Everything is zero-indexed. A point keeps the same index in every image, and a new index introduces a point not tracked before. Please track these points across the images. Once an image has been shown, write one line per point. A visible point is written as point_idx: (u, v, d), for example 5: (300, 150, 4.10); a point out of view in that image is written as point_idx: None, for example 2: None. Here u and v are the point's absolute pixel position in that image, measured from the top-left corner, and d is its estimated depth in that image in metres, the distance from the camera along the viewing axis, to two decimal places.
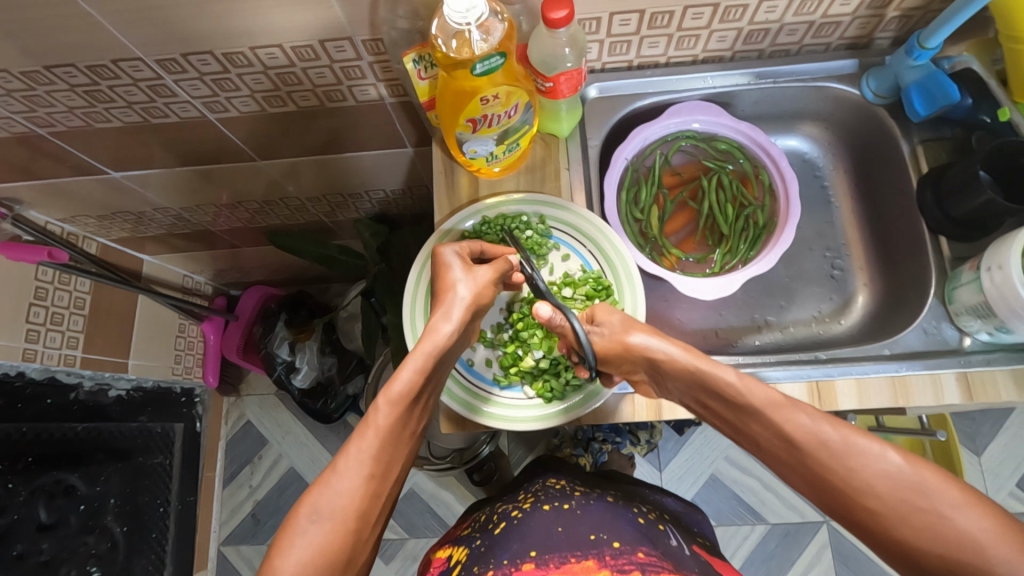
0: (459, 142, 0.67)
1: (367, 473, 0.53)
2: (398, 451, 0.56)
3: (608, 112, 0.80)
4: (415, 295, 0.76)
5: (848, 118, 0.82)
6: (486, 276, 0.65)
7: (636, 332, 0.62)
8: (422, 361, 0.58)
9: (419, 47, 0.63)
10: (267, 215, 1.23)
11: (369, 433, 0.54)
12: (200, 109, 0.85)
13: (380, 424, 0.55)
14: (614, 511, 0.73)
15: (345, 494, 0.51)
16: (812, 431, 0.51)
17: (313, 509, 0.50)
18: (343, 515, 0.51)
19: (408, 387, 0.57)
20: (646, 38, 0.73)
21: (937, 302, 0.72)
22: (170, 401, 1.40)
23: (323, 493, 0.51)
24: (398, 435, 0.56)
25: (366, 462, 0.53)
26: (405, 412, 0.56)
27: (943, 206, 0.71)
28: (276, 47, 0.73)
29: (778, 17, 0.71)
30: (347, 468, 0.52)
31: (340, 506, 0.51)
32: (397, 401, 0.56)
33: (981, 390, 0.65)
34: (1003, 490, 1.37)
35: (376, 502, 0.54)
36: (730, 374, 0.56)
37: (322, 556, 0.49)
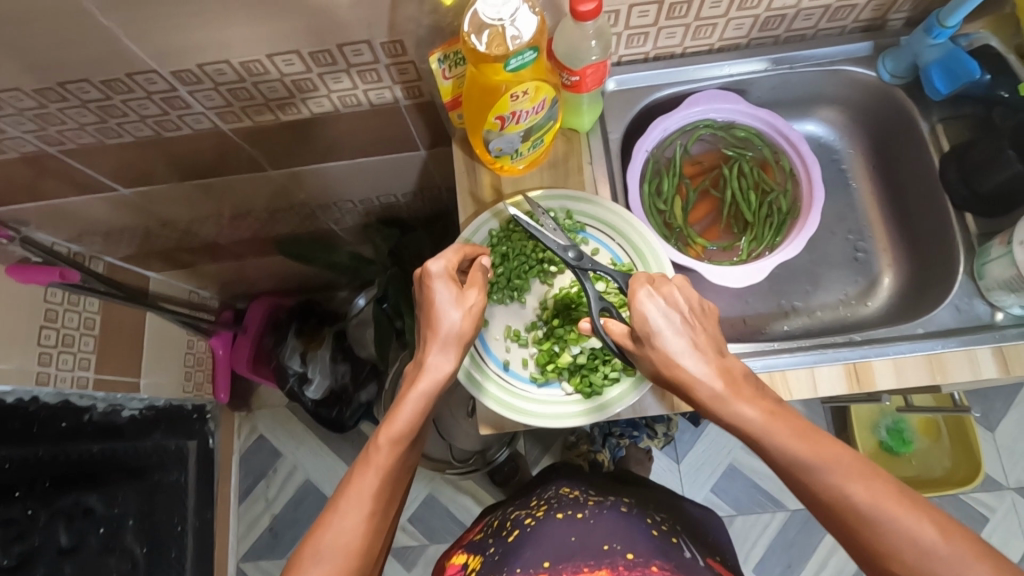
0: (485, 141, 0.67)
1: (368, 510, 0.53)
2: (396, 486, 0.56)
3: (627, 104, 0.80)
4: None
5: (863, 102, 0.82)
6: (477, 301, 0.61)
7: (676, 339, 0.53)
8: (421, 399, 0.57)
9: (445, 45, 0.62)
10: (277, 225, 1.22)
11: (371, 471, 0.54)
12: (213, 120, 0.84)
13: (380, 464, 0.54)
14: (627, 520, 0.73)
15: (349, 533, 0.52)
16: (843, 492, 0.46)
17: (317, 550, 0.51)
18: (348, 555, 0.51)
19: (407, 424, 0.56)
20: (663, 29, 0.74)
21: (966, 278, 0.71)
22: (182, 418, 1.39)
23: (326, 531, 0.52)
24: (398, 472, 0.56)
25: (370, 501, 0.53)
26: (404, 450, 0.56)
27: (969, 183, 0.71)
28: (293, 53, 0.72)
29: (794, 2, 0.72)
30: (349, 508, 0.53)
31: (343, 545, 0.51)
32: (397, 440, 0.55)
33: (1017, 362, 0.66)
34: (1018, 466, 1.40)
35: (378, 537, 0.54)
36: (757, 413, 0.50)
37: None
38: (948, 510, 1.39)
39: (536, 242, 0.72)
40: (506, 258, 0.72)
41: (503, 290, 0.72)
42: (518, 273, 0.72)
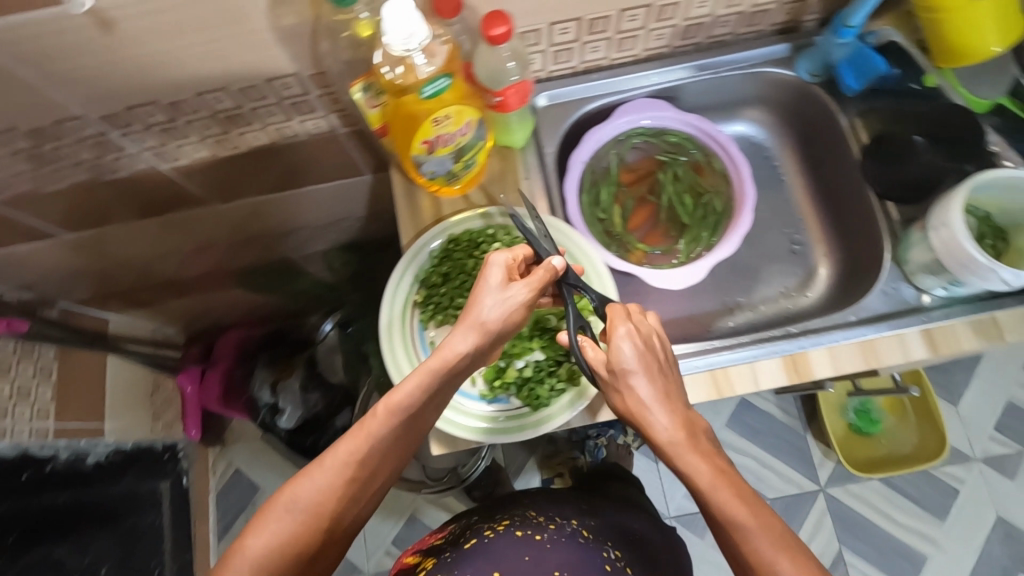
0: (417, 164, 0.68)
1: (344, 474, 0.56)
2: (379, 458, 0.57)
3: (560, 118, 0.81)
4: (389, 335, 0.71)
5: (787, 99, 0.85)
6: (519, 295, 0.59)
7: (642, 385, 0.56)
8: (425, 376, 0.56)
9: (364, 75, 0.60)
10: (234, 258, 1.22)
11: (356, 439, 0.56)
12: (150, 160, 0.83)
13: (368, 431, 0.56)
14: (584, 553, 0.75)
15: (319, 490, 0.55)
16: (767, 559, 0.49)
17: (292, 496, 0.55)
18: (317, 507, 0.55)
19: (408, 397, 0.56)
20: (586, 44, 0.76)
21: (893, 264, 0.74)
22: (152, 459, 1.37)
23: (303, 481, 0.55)
24: (383, 445, 0.57)
25: (348, 467, 0.56)
26: (398, 424, 0.56)
27: (886, 174, 0.74)
28: (221, 90, 0.72)
29: (709, 11, 0.74)
30: (326, 469, 0.55)
31: (312, 502, 0.55)
32: (392, 412, 0.56)
33: (945, 342, 0.69)
34: (984, 437, 1.45)
35: (353, 499, 0.57)
36: (706, 471, 0.52)
37: (282, 544, 0.54)
38: (925, 489, 1.43)
39: (477, 260, 0.73)
40: (448, 278, 0.73)
41: (448, 310, 0.73)
42: (462, 292, 0.73)
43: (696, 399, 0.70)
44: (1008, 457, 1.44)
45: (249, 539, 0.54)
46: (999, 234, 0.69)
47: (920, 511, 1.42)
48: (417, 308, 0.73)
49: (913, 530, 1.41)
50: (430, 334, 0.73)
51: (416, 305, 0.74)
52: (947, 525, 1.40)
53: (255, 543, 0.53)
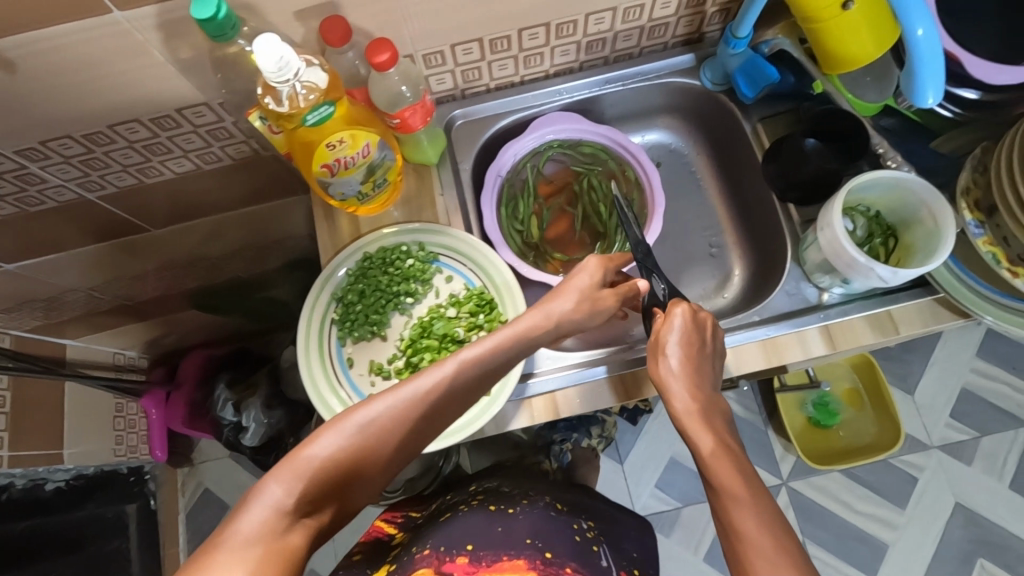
0: (323, 185, 0.70)
1: (413, 409, 0.55)
2: (440, 412, 0.57)
3: (475, 133, 0.84)
4: (307, 354, 0.73)
5: (697, 106, 0.88)
6: (608, 298, 0.68)
7: (674, 358, 0.63)
8: (503, 339, 0.61)
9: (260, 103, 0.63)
10: (182, 282, 1.22)
11: (434, 377, 0.57)
12: (75, 191, 0.84)
13: (442, 374, 0.57)
14: (556, 522, 0.75)
15: (390, 415, 0.54)
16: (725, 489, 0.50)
17: (362, 414, 0.53)
18: (382, 433, 0.53)
19: (482, 357, 0.59)
20: (493, 62, 0.79)
21: (794, 264, 0.76)
22: (118, 483, 1.41)
23: (375, 404, 0.54)
24: (450, 399, 0.58)
25: (423, 403, 0.56)
26: (467, 381, 0.58)
27: (785, 175, 0.75)
28: (134, 121, 0.74)
29: (608, 26, 0.77)
30: (397, 396, 0.55)
31: (377, 425, 0.53)
32: (465, 365, 0.58)
33: (842, 337, 0.71)
34: (940, 424, 1.42)
35: (411, 440, 0.55)
36: (707, 439, 0.55)
37: (337, 461, 0.51)
38: (883, 476, 1.40)
39: (391, 276, 0.75)
40: (364, 295, 0.74)
41: (364, 326, 0.74)
42: (377, 308, 0.74)
43: (604, 404, 0.72)
44: (965, 444, 1.40)
45: (308, 447, 0.51)
46: (888, 231, 0.72)
47: (878, 499, 1.39)
48: (334, 325, 0.75)
49: (868, 516, 1.38)
50: (347, 351, 0.75)
51: (334, 322, 0.75)
52: (908, 512, 1.37)
53: (315, 452, 0.50)
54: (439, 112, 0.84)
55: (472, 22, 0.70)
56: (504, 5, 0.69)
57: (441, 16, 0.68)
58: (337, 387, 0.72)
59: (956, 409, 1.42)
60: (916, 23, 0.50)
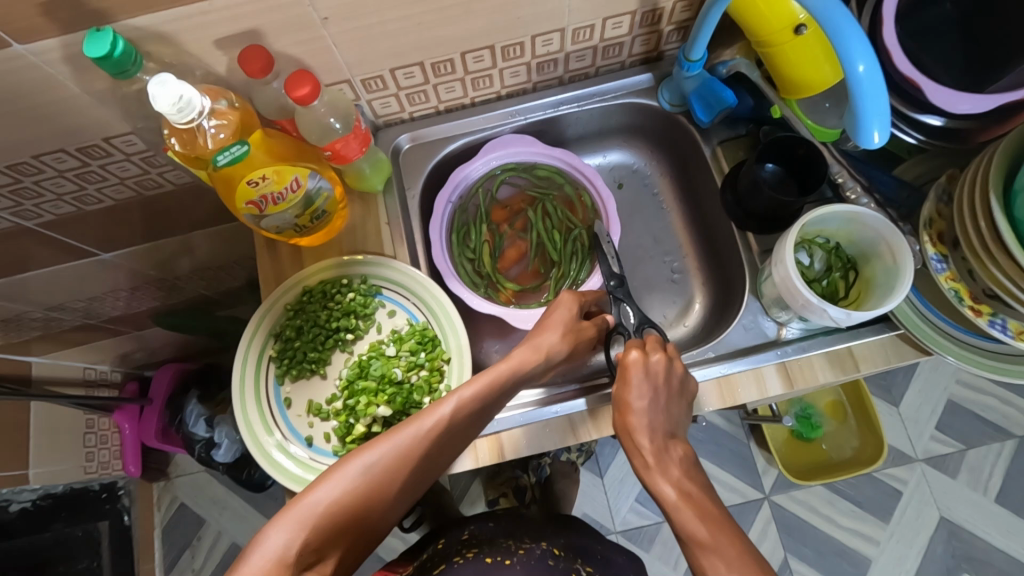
0: (255, 221, 0.67)
1: (410, 449, 0.55)
2: (444, 447, 0.58)
3: (423, 159, 0.81)
4: (242, 395, 0.70)
5: (656, 127, 0.85)
6: (585, 333, 0.68)
7: (636, 406, 0.59)
8: (495, 377, 0.60)
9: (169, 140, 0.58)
10: (140, 303, 1.18)
11: (432, 416, 0.57)
12: (10, 220, 0.81)
13: (440, 413, 0.57)
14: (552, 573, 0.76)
15: (387, 460, 0.55)
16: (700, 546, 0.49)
17: (359, 460, 0.54)
18: (379, 478, 0.54)
19: (480, 394, 0.59)
20: (438, 85, 0.75)
21: (752, 297, 0.73)
22: (89, 501, 1.32)
23: (372, 448, 0.55)
24: (453, 433, 0.58)
25: (423, 443, 0.56)
26: (469, 415, 0.58)
27: (742, 204, 0.73)
28: (60, 151, 0.70)
29: (558, 47, 0.74)
30: (397, 439, 0.55)
31: (378, 469, 0.54)
32: (468, 403, 0.58)
33: (800, 375, 0.68)
34: (924, 437, 1.36)
35: (410, 480, 0.56)
36: (671, 492, 0.53)
37: (341, 505, 0.53)
38: (864, 489, 1.35)
39: (330, 311, 0.71)
40: (302, 331, 0.72)
41: (302, 364, 0.71)
42: (315, 345, 0.71)
43: (551, 445, 0.69)
44: (950, 457, 1.35)
45: (310, 493, 0.53)
46: (848, 265, 0.69)
47: (861, 513, 1.34)
48: (271, 363, 0.72)
49: (851, 531, 1.33)
50: (285, 390, 0.71)
51: (271, 360, 0.72)
52: (891, 527, 1.32)
53: (316, 499, 0.52)
54: (386, 136, 0.80)
55: (408, 46, 0.67)
56: (441, 29, 0.65)
57: (373, 41, 0.64)
58: (272, 428, 0.69)
59: (942, 422, 1.37)
60: (856, 58, 0.48)
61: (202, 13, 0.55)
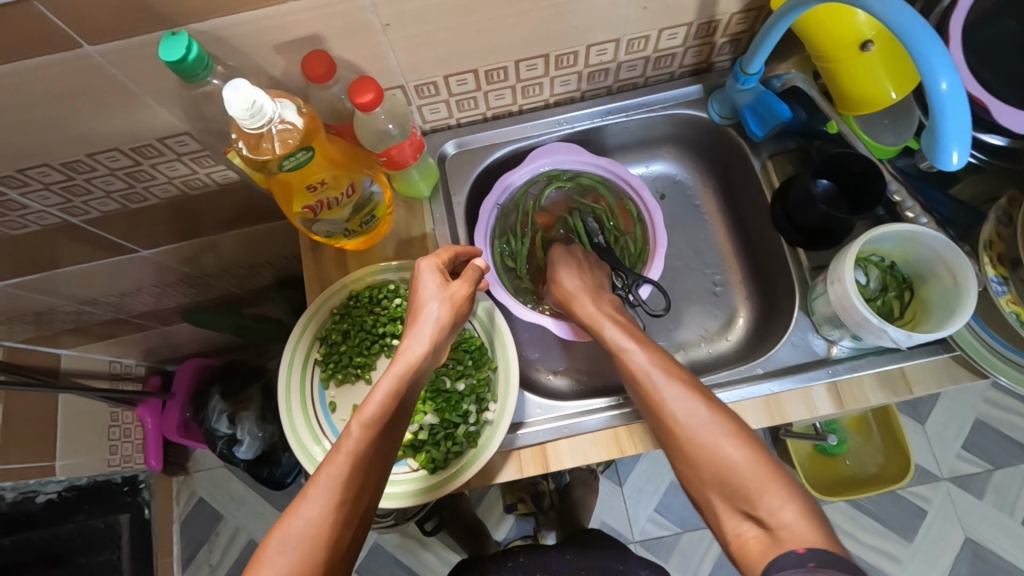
0: (306, 225, 0.68)
1: (337, 491, 0.52)
2: (370, 473, 0.54)
3: (468, 166, 0.81)
4: (288, 398, 0.69)
5: (701, 139, 0.84)
6: (460, 289, 0.64)
7: (593, 307, 0.72)
8: (393, 383, 0.57)
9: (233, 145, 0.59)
10: (172, 298, 1.19)
11: (343, 455, 0.53)
12: (57, 216, 0.82)
13: (350, 447, 0.53)
14: None
15: (313, 521, 0.50)
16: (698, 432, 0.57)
17: (281, 539, 0.49)
18: (310, 544, 0.49)
19: (379, 408, 0.55)
20: (489, 92, 0.75)
21: (801, 314, 0.72)
22: (110, 494, 1.33)
23: (291, 520, 0.50)
24: (373, 459, 0.54)
25: (344, 484, 0.52)
26: (378, 436, 0.55)
27: (793, 220, 0.72)
28: (114, 150, 0.70)
29: (611, 57, 0.73)
30: (315, 495, 0.51)
31: (309, 534, 0.49)
32: (370, 424, 0.54)
33: (850, 396, 0.67)
34: (949, 455, 1.34)
35: (349, 524, 0.52)
36: (673, 391, 0.61)
37: None
38: (887, 506, 1.33)
39: (377, 316, 0.72)
40: (348, 335, 0.72)
41: (347, 369, 0.71)
42: (362, 350, 0.72)
43: (595, 458, 0.68)
44: (976, 477, 1.33)
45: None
46: (904, 284, 0.68)
47: (885, 530, 1.32)
48: (317, 367, 0.72)
49: (873, 549, 1.31)
50: (329, 394, 0.72)
51: (317, 363, 0.72)
52: (914, 546, 1.30)
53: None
54: (433, 141, 0.81)
55: (464, 54, 0.66)
56: (498, 37, 0.65)
57: (429, 47, 0.64)
58: (320, 437, 0.69)
59: (968, 441, 1.34)
60: (940, 76, 0.47)
61: (269, 17, 0.56)
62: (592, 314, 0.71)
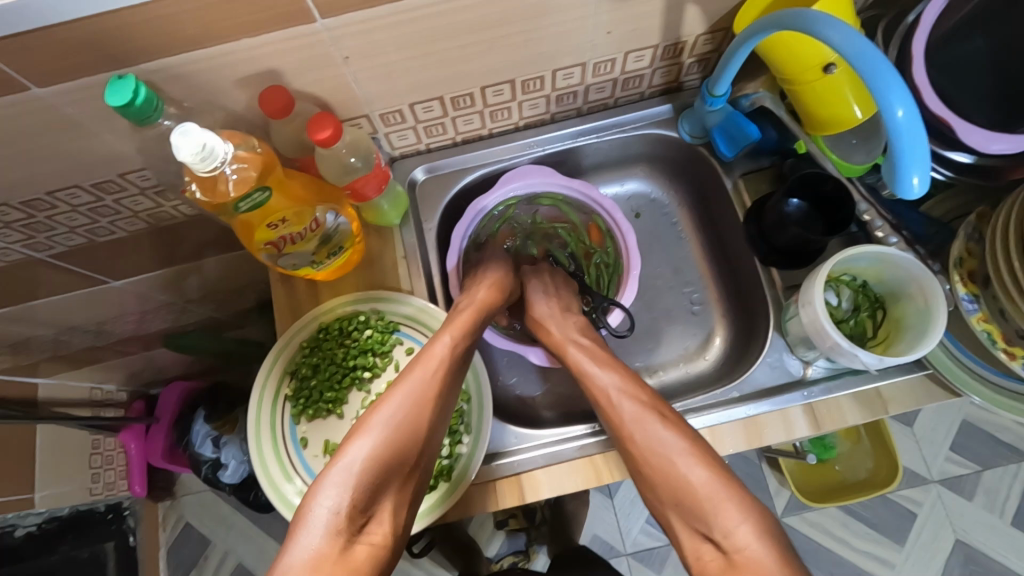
0: (272, 260, 0.66)
1: (425, 391, 0.61)
2: (452, 382, 0.64)
3: (440, 191, 0.80)
4: (258, 439, 0.68)
5: (675, 157, 0.84)
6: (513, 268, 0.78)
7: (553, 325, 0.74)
8: (468, 315, 0.69)
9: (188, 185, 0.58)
10: (150, 324, 1.17)
11: (429, 357, 0.64)
12: (22, 252, 0.80)
13: (438, 353, 0.64)
14: None
15: (404, 406, 0.60)
16: (661, 445, 0.59)
17: (378, 420, 0.58)
18: (403, 422, 0.59)
19: (461, 329, 0.67)
20: (457, 118, 0.74)
21: (777, 334, 0.72)
22: (93, 522, 1.29)
23: (386, 403, 0.60)
24: (454, 371, 0.65)
25: (431, 383, 0.62)
26: (461, 352, 0.66)
27: (767, 239, 0.71)
28: (74, 187, 0.69)
29: (579, 80, 0.73)
30: (406, 386, 0.61)
31: (400, 415, 0.59)
32: (456, 338, 0.66)
33: (827, 417, 0.66)
34: (939, 457, 1.34)
35: (433, 423, 0.61)
36: (630, 406, 0.62)
37: (383, 455, 0.56)
38: (879, 511, 1.33)
39: (347, 349, 0.71)
40: (319, 369, 0.71)
41: (318, 404, 0.70)
42: (332, 384, 0.70)
43: (571, 487, 0.67)
44: (966, 479, 1.33)
45: (343, 460, 0.56)
46: (876, 303, 0.68)
47: (876, 535, 1.32)
48: (288, 402, 0.71)
49: (867, 554, 1.31)
50: (301, 430, 0.70)
51: (287, 399, 0.71)
52: (906, 549, 1.30)
53: (353, 457, 0.56)
54: (402, 167, 0.80)
55: (429, 82, 0.66)
56: (462, 66, 0.64)
57: (392, 77, 0.63)
58: (291, 474, 0.67)
59: (957, 442, 1.34)
60: (895, 103, 0.46)
61: (224, 55, 0.55)
62: (563, 334, 0.73)
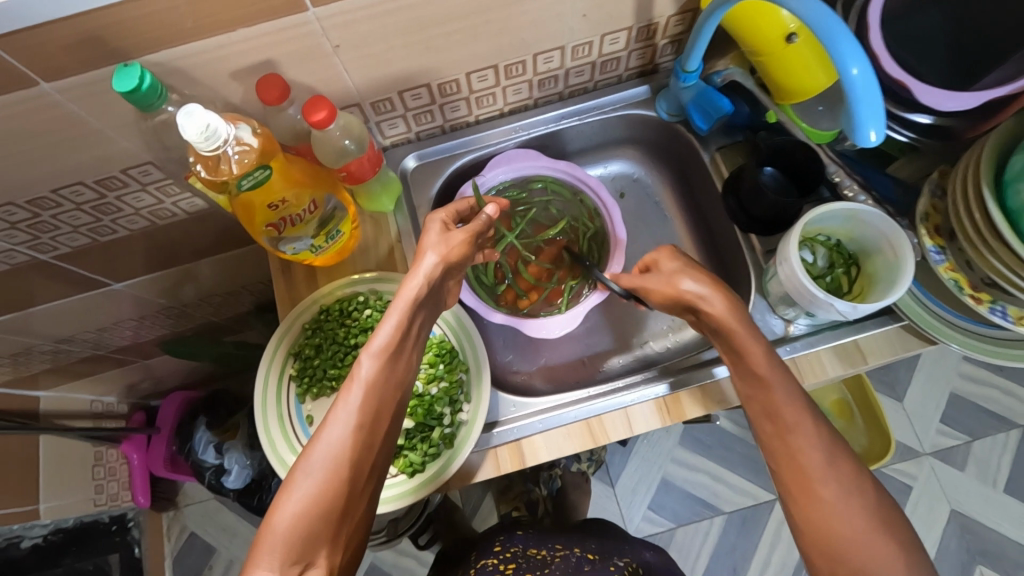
0: (274, 244, 0.69)
1: (356, 422, 0.54)
2: (384, 405, 0.56)
3: (431, 177, 0.84)
4: (265, 418, 0.70)
5: (654, 137, 0.88)
6: (459, 236, 0.64)
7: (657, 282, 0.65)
8: (398, 315, 0.59)
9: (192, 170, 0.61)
10: (150, 330, 1.18)
11: (355, 382, 0.56)
12: (26, 253, 0.82)
13: (363, 375, 0.56)
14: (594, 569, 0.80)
15: (334, 447, 0.52)
16: (816, 454, 0.54)
17: (306, 466, 0.52)
18: (332, 466, 0.52)
19: (388, 338, 0.58)
20: (444, 105, 0.78)
21: (759, 297, 0.75)
22: (97, 534, 1.29)
23: (313, 448, 0.52)
24: (386, 387, 0.57)
25: (359, 413, 0.54)
26: (389, 362, 0.57)
27: (745, 208, 0.75)
28: (79, 184, 0.72)
29: (559, 64, 0.77)
30: (334, 421, 0.54)
31: (329, 457, 0.52)
32: (379, 353, 0.57)
33: (809, 371, 0.69)
34: (930, 431, 1.37)
35: (369, 452, 0.54)
36: (796, 403, 0.57)
37: (314, 508, 0.50)
38: None
39: (348, 329, 0.73)
40: (321, 349, 0.73)
41: (323, 382, 0.72)
42: (335, 362, 0.73)
43: (569, 450, 0.70)
44: (956, 450, 1.36)
45: (271, 521, 0.50)
46: (850, 260, 0.72)
47: None
48: (292, 382, 0.73)
49: None
50: (306, 408, 0.73)
51: (292, 379, 0.73)
52: None
53: (282, 518, 0.49)
54: (393, 156, 0.83)
55: (416, 70, 0.69)
56: (447, 54, 0.68)
57: (381, 66, 0.67)
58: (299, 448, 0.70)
59: (947, 415, 1.38)
60: (850, 62, 0.50)
61: (221, 47, 0.58)
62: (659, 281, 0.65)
